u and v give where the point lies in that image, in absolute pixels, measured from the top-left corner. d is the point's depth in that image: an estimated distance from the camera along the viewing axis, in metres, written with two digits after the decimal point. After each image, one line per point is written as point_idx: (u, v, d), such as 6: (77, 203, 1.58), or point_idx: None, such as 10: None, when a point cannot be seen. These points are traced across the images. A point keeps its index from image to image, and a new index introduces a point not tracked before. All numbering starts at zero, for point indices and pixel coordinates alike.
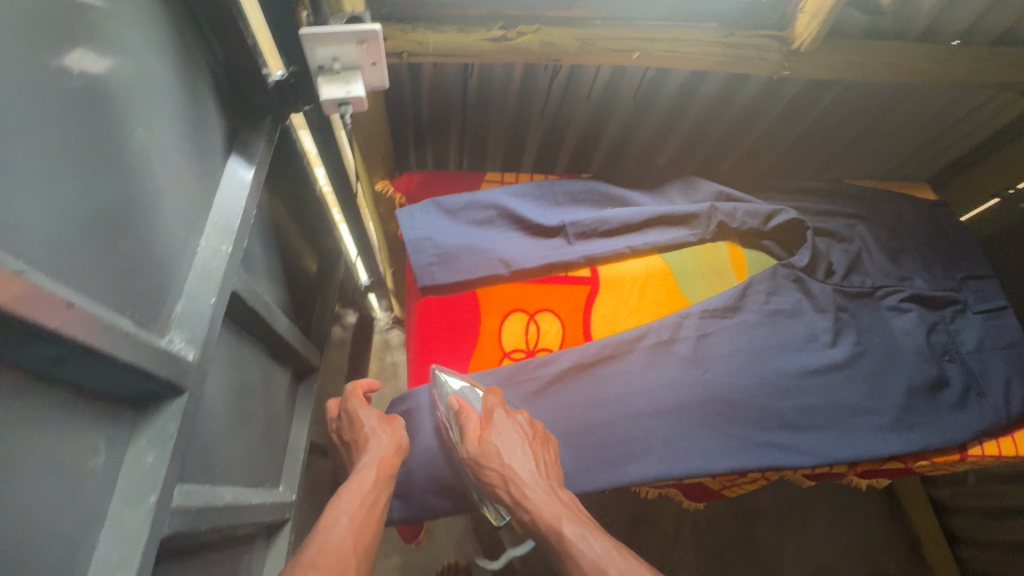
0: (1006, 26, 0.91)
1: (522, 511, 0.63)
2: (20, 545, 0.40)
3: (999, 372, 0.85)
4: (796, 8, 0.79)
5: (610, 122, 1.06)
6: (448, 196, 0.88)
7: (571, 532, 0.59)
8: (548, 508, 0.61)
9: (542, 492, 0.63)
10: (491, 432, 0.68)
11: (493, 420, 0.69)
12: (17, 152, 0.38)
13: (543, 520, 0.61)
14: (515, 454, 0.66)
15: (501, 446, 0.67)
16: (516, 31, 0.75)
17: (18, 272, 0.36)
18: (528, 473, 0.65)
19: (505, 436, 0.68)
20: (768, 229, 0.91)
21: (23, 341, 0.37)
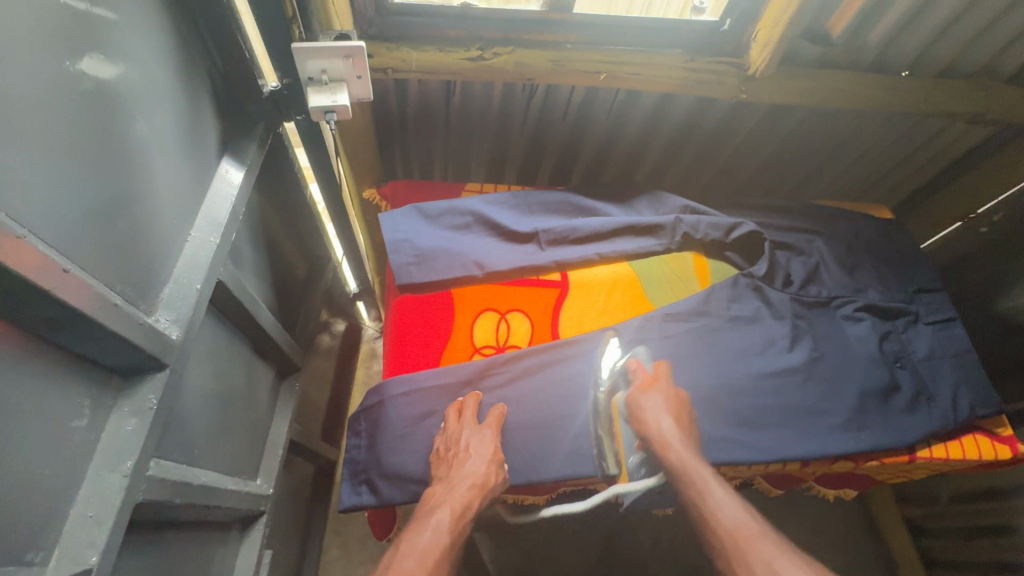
0: (950, 59, 0.99)
1: (668, 454, 0.72)
2: (4, 489, 0.44)
3: (948, 379, 0.89)
4: (750, 38, 0.86)
5: (587, 140, 1.13)
6: (428, 203, 0.93)
7: (714, 490, 0.68)
8: (689, 459, 0.71)
9: (688, 446, 0.73)
10: (655, 389, 0.79)
11: (662, 386, 0.79)
12: (29, 133, 0.43)
13: (686, 470, 0.70)
14: (658, 408, 0.76)
15: (644, 403, 0.77)
16: (492, 51, 0.83)
17: (19, 236, 0.41)
18: (672, 430, 0.74)
19: (658, 405, 0.77)
20: (730, 240, 0.97)
21: (21, 298, 0.42)
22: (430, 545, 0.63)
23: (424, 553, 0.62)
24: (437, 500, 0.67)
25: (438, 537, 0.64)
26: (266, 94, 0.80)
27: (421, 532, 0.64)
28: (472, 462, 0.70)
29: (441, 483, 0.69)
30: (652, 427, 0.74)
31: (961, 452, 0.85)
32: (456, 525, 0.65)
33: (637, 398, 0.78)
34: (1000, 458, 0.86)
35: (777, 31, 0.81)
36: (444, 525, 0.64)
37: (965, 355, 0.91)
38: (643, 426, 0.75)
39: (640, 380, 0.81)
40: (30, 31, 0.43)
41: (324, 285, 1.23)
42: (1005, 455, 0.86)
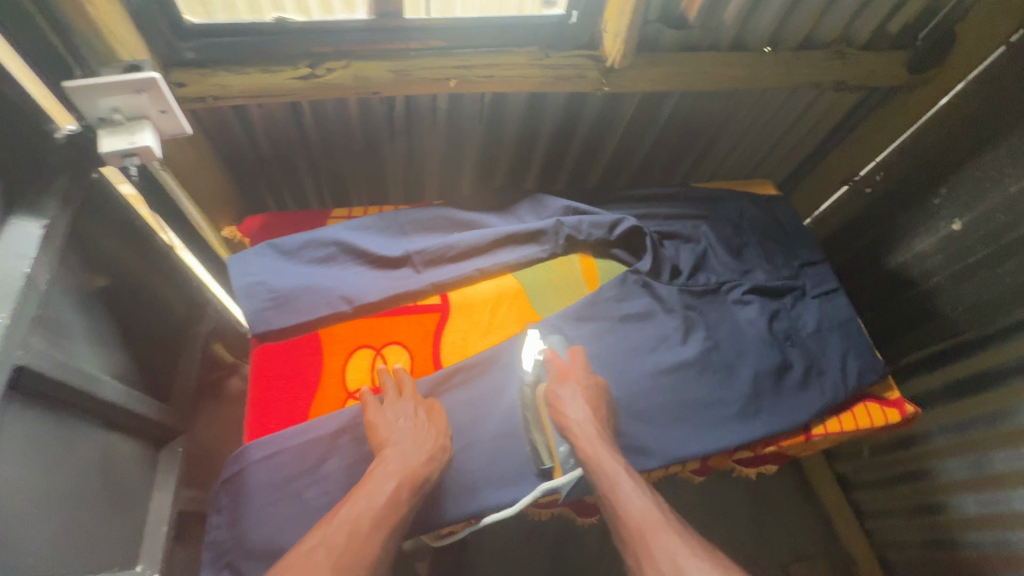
0: (806, 30, 0.99)
1: (583, 446, 0.67)
2: None
3: (837, 350, 0.89)
4: (601, 29, 0.83)
5: (466, 148, 1.07)
6: (286, 237, 0.85)
7: (621, 482, 0.63)
8: (602, 450, 0.66)
9: (598, 438, 0.68)
10: (572, 378, 0.75)
11: (580, 373, 0.75)
12: None
13: (596, 462, 0.65)
14: (572, 399, 0.72)
15: (561, 391, 0.73)
16: (323, 67, 0.75)
17: None
18: (584, 419, 0.70)
19: (573, 397, 0.72)
20: (615, 238, 0.93)
21: None
22: (384, 505, 0.59)
23: (382, 505, 0.59)
24: (389, 458, 0.64)
25: (400, 492, 0.61)
26: (61, 140, 0.64)
27: (378, 487, 0.61)
28: (427, 430, 0.69)
29: (391, 445, 0.66)
30: (563, 417, 0.70)
31: (855, 422, 0.86)
32: (412, 491, 0.62)
33: (553, 389, 0.74)
34: (892, 421, 0.87)
35: (623, 18, 0.78)
36: (400, 491, 0.61)
37: (851, 324, 0.92)
38: (557, 416, 0.71)
39: (558, 369, 0.76)
40: None
41: (205, 335, 1.12)
42: (896, 418, 0.87)
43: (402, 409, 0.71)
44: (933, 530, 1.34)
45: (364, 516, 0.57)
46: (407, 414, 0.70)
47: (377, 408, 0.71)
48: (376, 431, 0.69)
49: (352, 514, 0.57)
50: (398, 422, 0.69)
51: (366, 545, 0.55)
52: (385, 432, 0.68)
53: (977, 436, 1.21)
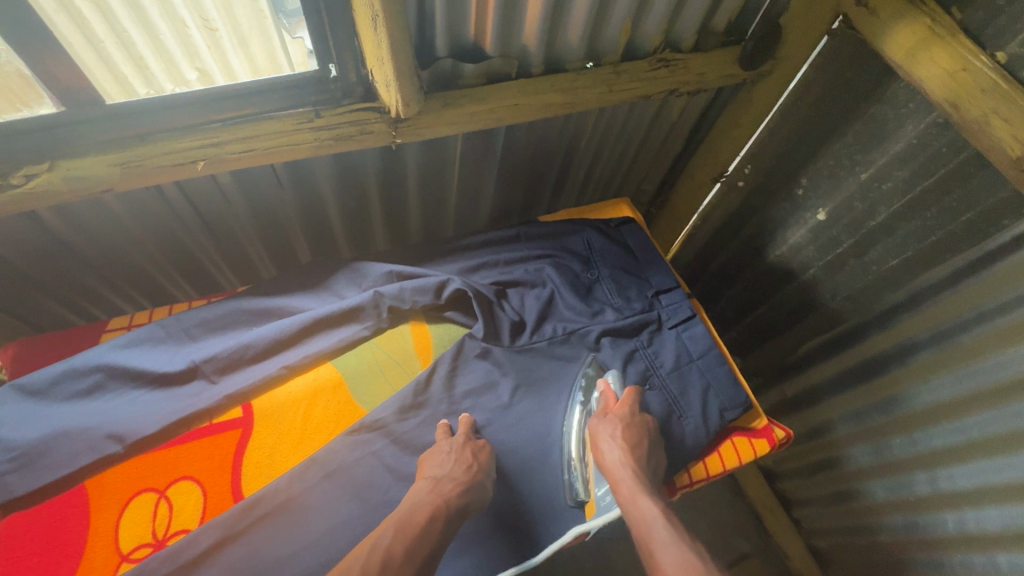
0: (625, 41, 0.91)
1: (619, 490, 0.69)
2: None
3: (696, 387, 0.83)
4: (372, 78, 0.72)
5: (283, 216, 0.95)
6: (36, 372, 0.71)
7: (657, 532, 0.62)
8: (638, 496, 0.67)
9: (634, 480, 0.68)
10: (614, 413, 0.76)
11: (627, 410, 0.76)
12: None
13: (631, 506, 0.66)
14: (608, 439, 0.72)
15: (599, 427, 0.75)
16: (21, 175, 0.62)
17: None
18: (613, 455, 0.71)
19: (605, 439, 0.73)
20: (445, 301, 0.84)
21: None
22: (421, 542, 0.59)
23: (416, 537, 0.59)
24: (436, 486, 0.66)
25: (432, 525, 0.61)
26: None
27: (418, 515, 0.62)
28: (467, 465, 0.69)
29: (442, 474, 0.67)
30: (600, 459, 0.72)
31: (721, 464, 0.81)
32: (442, 521, 0.62)
33: (594, 423, 0.76)
34: (762, 452, 0.82)
35: (389, 67, 0.68)
36: (432, 521, 0.61)
37: (710, 352, 0.86)
38: (596, 452, 0.73)
39: (605, 402, 0.78)
40: None
41: None
42: (765, 449, 0.82)
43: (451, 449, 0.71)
44: (851, 517, 1.33)
45: (393, 554, 0.57)
46: (456, 452, 0.71)
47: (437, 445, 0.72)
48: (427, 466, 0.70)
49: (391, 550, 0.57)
50: (447, 460, 0.69)
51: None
52: (436, 466, 0.69)
53: (876, 423, 1.19)
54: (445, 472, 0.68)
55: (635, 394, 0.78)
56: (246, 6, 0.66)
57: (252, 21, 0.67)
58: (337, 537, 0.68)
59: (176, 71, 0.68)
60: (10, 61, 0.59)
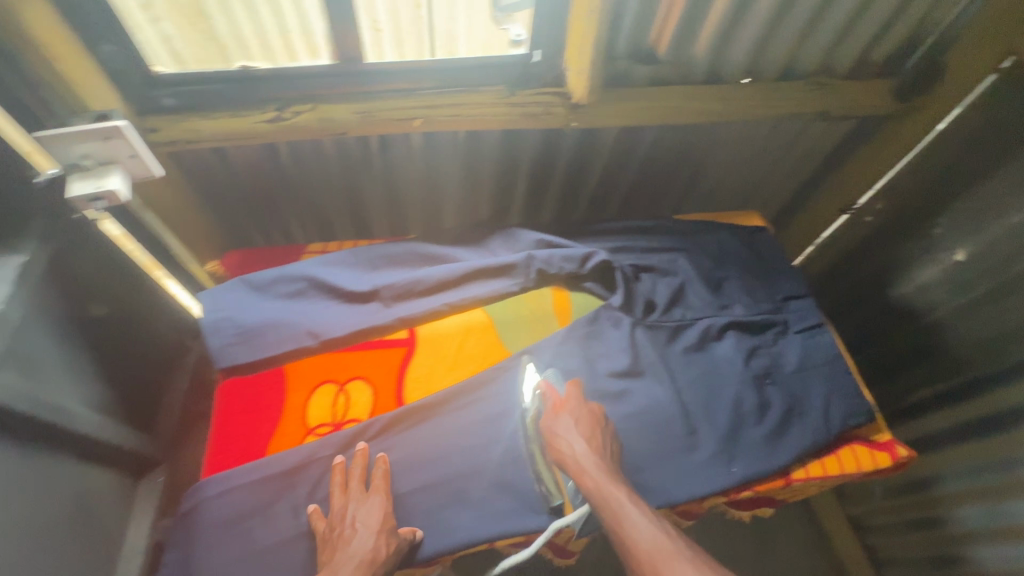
0: (785, 60, 0.97)
1: (583, 480, 0.66)
2: None
3: (818, 390, 0.85)
4: (565, 68, 0.84)
5: (446, 179, 1.08)
6: (258, 272, 0.87)
7: (628, 512, 0.62)
8: (603, 482, 0.65)
9: (599, 469, 0.66)
10: (567, 409, 0.74)
11: (574, 405, 0.74)
12: None
13: (602, 498, 0.64)
14: (569, 432, 0.71)
15: (557, 426, 0.72)
16: (291, 111, 0.78)
17: None
18: (578, 447, 0.69)
19: (567, 432, 0.71)
20: (587, 271, 0.92)
21: None
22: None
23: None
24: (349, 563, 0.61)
25: None
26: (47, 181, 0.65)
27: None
28: (380, 531, 0.66)
29: (351, 548, 0.63)
30: (569, 452, 0.68)
31: (838, 466, 0.81)
32: None
33: (551, 420, 0.73)
34: (882, 466, 0.82)
35: (587, 56, 0.79)
36: None
37: (835, 362, 0.88)
38: (557, 447, 0.70)
39: (552, 402, 0.75)
40: None
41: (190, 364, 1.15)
42: (885, 462, 0.82)
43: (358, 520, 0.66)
44: None
45: None
46: (366, 518, 0.67)
47: (338, 517, 0.67)
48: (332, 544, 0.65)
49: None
50: (361, 528, 0.65)
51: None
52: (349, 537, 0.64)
53: (994, 481, 1.11)
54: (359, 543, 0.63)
55: (573, 395, 0.75)
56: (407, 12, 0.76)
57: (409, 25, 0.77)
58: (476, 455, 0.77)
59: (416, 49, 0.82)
60: (217, 39, 0.72)
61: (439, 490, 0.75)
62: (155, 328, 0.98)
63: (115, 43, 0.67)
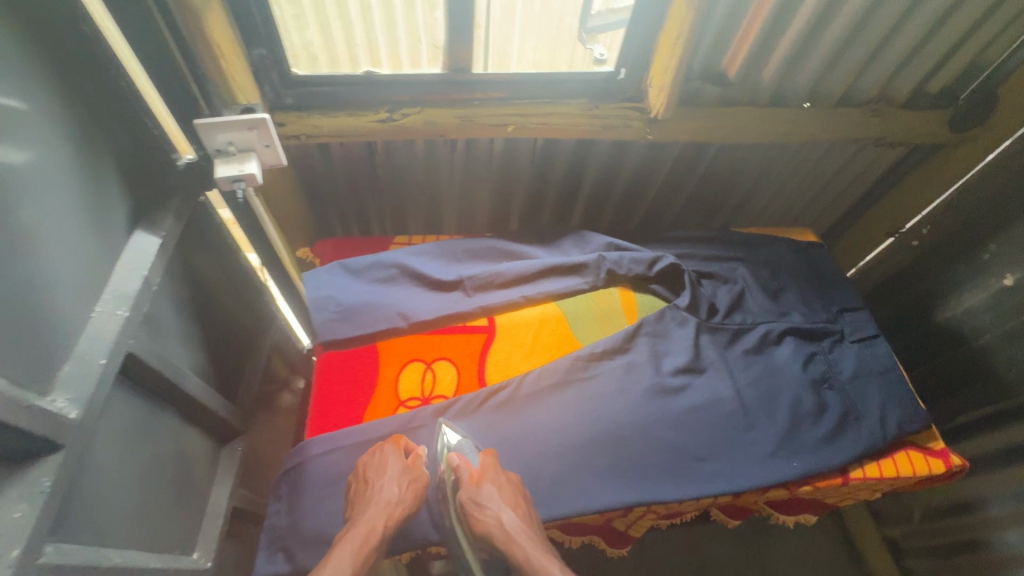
0: (845, 88, 1.04)
1: (515, 551, 0.65)
2: None
3: (874, 398, 0.89)
4: (647, 85, 0.92)
5: (518, 184, 1.16)
6: (354, 258, 0.95)
7: None
8: (534, 554, 0.65)
9: (529, 538, 0.66)
10: (487, 479, 0.72)
11: (493, 475, 0.73)
12: None
13: (538, 568, 0.63)
14: (493, 502, 0.69)
15: (480, 495, 0.70)
16: (400, 113, 0.87)
17: None
18: (504, 516, 0.68)
19: (492, 502, 0.69)
20: (654, 274, 0.99)
21: None
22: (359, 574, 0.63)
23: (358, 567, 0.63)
24: (377, 511, 0.68)
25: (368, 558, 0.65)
26: (181, 166, 0.82)
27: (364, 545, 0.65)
28: (410, 495, 0.72)
29: (383, 500, 0.69)
30: (500, 524, 0.67)
31: (894, 469, 0.85)
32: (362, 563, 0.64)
33: (472, 492, 0.71)
34: (935, 472, 0.86)
35: (669, 76, 0.87)
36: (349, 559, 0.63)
37: (891, 371, 0.92)
38: (483, 519, 0.68)
39: (467, 473, 0.73)
40: None
41: (268, 345, 1.23)
42: (940, 468, 0.86)
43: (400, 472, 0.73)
44: None
45: None
46: (410, 476, 0.73)
47: (379, 464, 0.74)
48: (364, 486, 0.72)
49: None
50: (399, 482, 0.72)
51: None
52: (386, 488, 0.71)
53: None
54: (392, 496, 0.70)
55: (490, 464, 0.74)
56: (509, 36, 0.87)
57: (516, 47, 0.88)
58: (549, 438, 0.81)
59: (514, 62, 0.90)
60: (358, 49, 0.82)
61: (516, 467, 0.79)
62: (239, 305, 1.08)
63: (265, 48, 0.77)
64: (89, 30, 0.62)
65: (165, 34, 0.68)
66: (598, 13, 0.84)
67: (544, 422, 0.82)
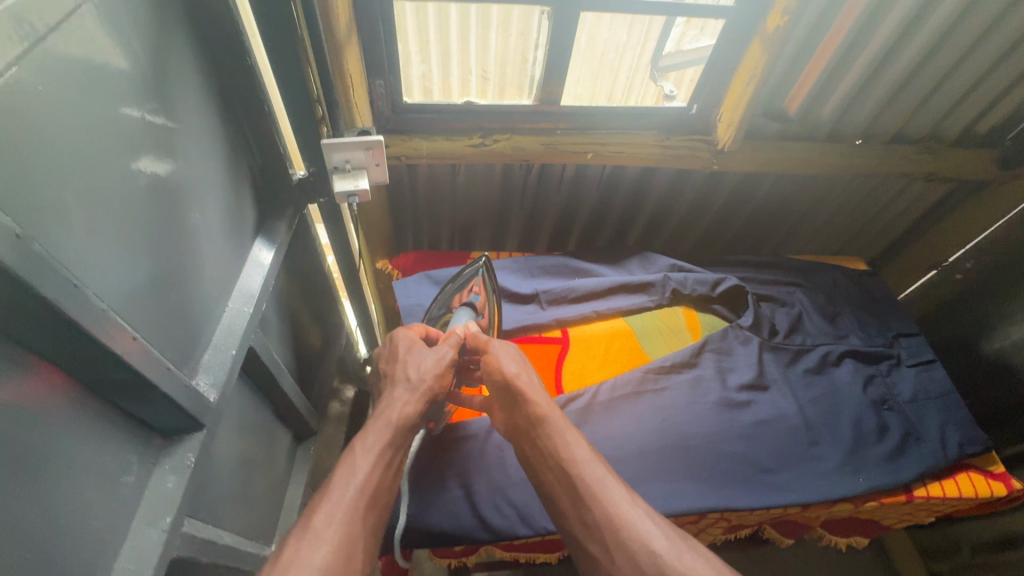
0: (897, 127, 1.11)
1: (532, 403, 0.73)
2: (75, 528, 0.50)
3: (935, 421, 0.93)
4: (716, 119, 1.00)
5: (582, 208, 1.24)
6: (438, 270, 1.03)
7: (571, 439, 0.69)
8: (551, 409, 0.73)
9: (545, 396, 0.74)
10: (507, 347, 0.81)
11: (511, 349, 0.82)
12: (116, 209, 0.52)
13: (550, 420, 0.71)
14: (515, 363, 0.78)
15: (503, 356, 0.79)
16: (492, 139, 0.96)
17: (134, 336, 0.53)
18: (523, 376, 0.76)
19: (514, 366, 0.78)
20: (716, 294, 1.05)
21: (118, 377, 0.53)
22: (391, 455, 0.67)
23: (385, 451, 0.67)
24: (400, 393, 0.74)
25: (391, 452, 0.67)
26: (294, 182, 0.90)
27: (387, 429, 0.69)
28: (434, 372, 0.76)
29: (404, 382, 0.75)
30: (510, 384, 0.75)
31: (957, 490, 0.88)
32: (390, 447, 0.67)
33: (496, 353, 0.79)
34: (997, 494, 0.89)
35: (739, 112, 0.94)
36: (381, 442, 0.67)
37: (948, 396, 0.96)
38: (501, 381, 0.76)
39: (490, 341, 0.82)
40: (111, 143, 0.51)
41: (337, 351, 1.30)
42: (1002, 491, 0.89)
43: (420, 355, 0.79)
44: None
45: (375, 486, 0.64)
46: (433, 356, 0.78)
47: (404, 352, 0.80)
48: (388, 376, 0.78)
49: (370, 468, 0.64)
50: (426, 364, 0.77)
51: (381, 504, 0.63)
52: (407, 372, 0.76)
53: None
54: (413, 378, 0.75)
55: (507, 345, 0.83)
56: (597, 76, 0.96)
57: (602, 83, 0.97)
58: (625, 442, 0.86)
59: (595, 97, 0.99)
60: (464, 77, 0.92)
61: None
62: (315, 308, 1.17)
63: (382, 78, 0.88)
64: (247, 62, 0.72)
65: (309, 72, 0.76)
66: (670, 53, 0.95)
67: (620, 427, 0.87)
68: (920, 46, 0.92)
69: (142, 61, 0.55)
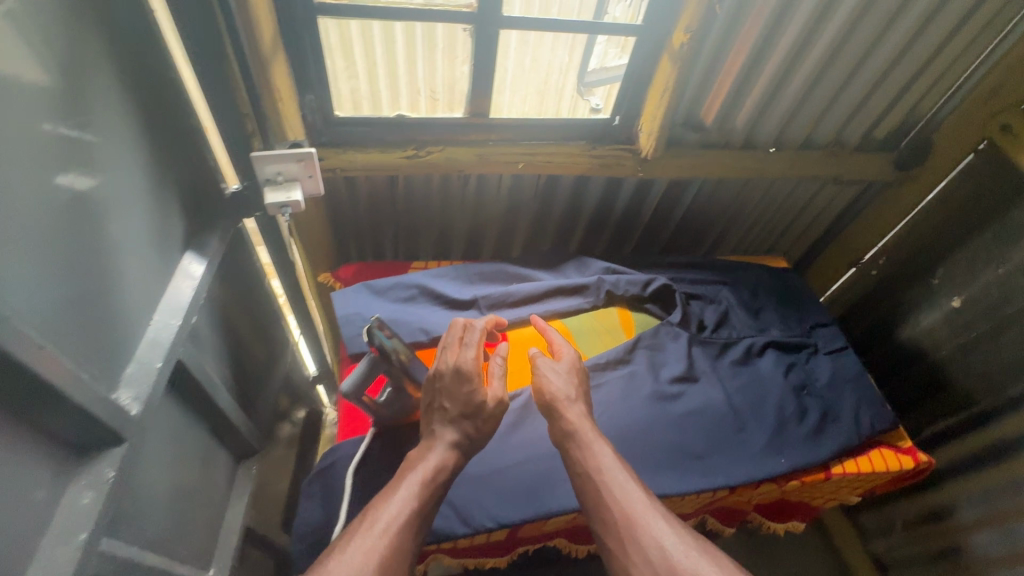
0: (804, 135, 1.21)
1: (566, 416, 0.76)
2: None
3: (849, 401, 1.00)
4: (638, 130, 1.07)
5: (521, 218, 1.28)
6: (378, 280, 1.04)
7: (601, 449, 0.72)
8: (583, 421, 0.75)
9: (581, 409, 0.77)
10: (563, 358, 0.85)
11: (567, 362, 0.84)
12: (24, 220, 0.52)
13: (581, 431, 0.74)
14: (558, 374, 0.81)
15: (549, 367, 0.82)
16: (425, 151, 0.99)
17: (42, 346, 0.52)
18: (562, 385, 0.79)
19: (555, 377, 0.81)
20: (648, 294, 1.10)
21: (26, 387, 0.52)
22: (434, 495, 0.69)
23: (426, 488, 0.69)
24: (442, 444, 0.73)
25: (437, 491, 0.70)
26: (228, 196, 0.91)
27: (429, 469, 0.71)
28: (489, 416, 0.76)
29: (451, 430, 0.74)
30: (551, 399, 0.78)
31: (869, 464, 0.95)
32: (431, 490, 0.69)
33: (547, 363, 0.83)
34: (906, 466, 0.96)
35: (657, 123, 1.01)
36: (421, 486, 0.69)
37: (861, 378, 1.04)
38: (541, 390, 0.79)
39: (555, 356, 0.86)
40: (13, 158, 0.50)
41: (282, 368, 1.28)
42: (909, 463, 0.96)
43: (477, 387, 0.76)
44: None
45: (419, 522, 0.66)
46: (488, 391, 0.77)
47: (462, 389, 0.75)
48: (453, 416, 0.75)
49: (414, 500, 0.67)
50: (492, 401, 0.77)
51: (422, 534, 0.66)
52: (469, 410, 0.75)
53: (1006, 506, 1.17)
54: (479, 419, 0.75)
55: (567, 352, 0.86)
56: (526, 92, 1.02)
57: (528, 101, 1.03)
58: None
59: (523, 108, 1.04)
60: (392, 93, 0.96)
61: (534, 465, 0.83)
62: (255, 325, 1.15)
63: (314, 94, 0.90)
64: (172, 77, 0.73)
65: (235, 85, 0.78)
66: (592, 71, 1.01)
67: None
68: (814, 61, 1.02)
69: (55, 75, 0.56)
